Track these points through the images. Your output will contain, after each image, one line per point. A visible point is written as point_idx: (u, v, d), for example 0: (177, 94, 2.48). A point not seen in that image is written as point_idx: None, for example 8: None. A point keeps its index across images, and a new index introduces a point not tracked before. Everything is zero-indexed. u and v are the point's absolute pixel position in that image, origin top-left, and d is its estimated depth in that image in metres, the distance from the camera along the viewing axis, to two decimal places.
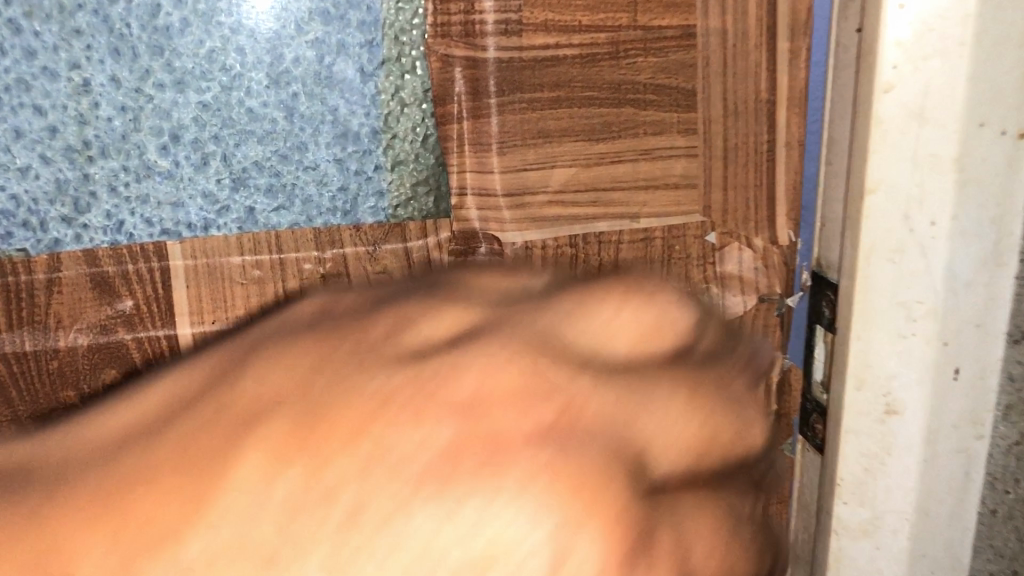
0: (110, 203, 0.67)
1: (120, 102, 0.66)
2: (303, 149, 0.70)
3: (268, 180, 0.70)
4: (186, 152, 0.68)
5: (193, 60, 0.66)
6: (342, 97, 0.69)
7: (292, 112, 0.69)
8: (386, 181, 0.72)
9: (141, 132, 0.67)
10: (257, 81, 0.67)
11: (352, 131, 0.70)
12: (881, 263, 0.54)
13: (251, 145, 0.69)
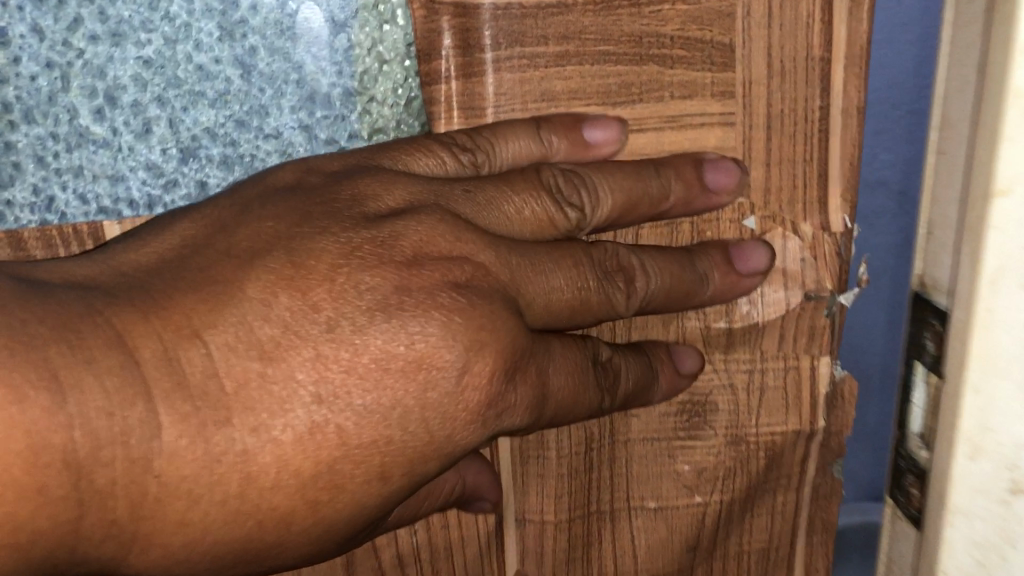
0: (38, 175, 0.60)
1: (49, 59, 0.58)
2: (260, 112, 0.62)
3: (220, 146, 0.62)
4: (125, 114, 0.60)
5: (132, 6, 0.59)
6: (306, 54, 0.61)
7: (246, 68, 0.61)
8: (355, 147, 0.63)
9: (71, 91, 0.59)
10: (209, 29, 0.60)
11: (316, 93, 0.62)
12: (998, 231, 0.38)
13: (202, 109, 0.61)
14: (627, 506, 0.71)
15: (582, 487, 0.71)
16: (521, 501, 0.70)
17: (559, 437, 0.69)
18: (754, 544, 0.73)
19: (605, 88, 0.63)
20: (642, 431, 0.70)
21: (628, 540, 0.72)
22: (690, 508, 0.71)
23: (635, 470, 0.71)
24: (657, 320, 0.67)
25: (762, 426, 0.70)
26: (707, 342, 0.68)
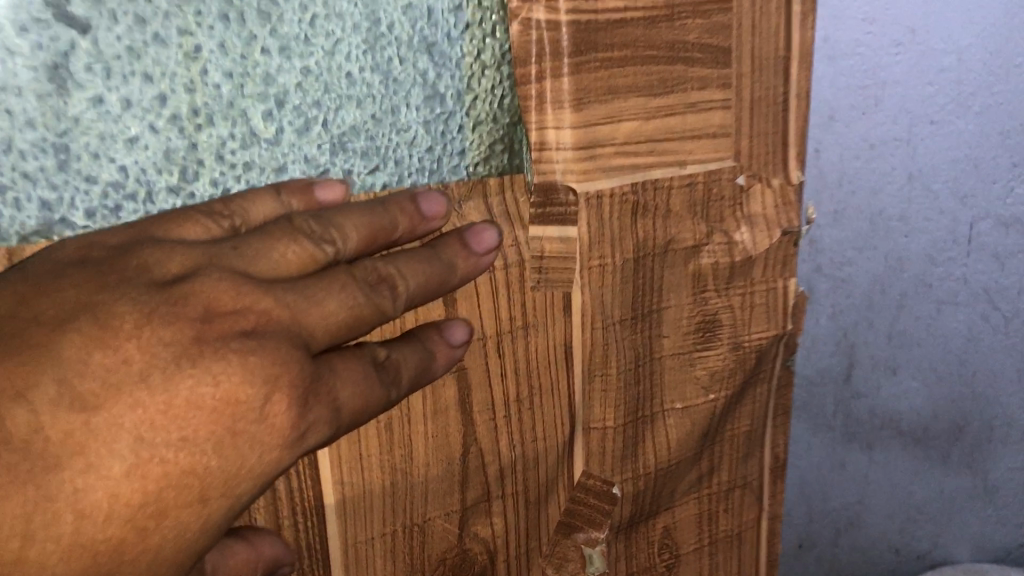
0: (218, 170, 0.50)
1: (231, 67, 0.48)
2: (390, 114, 0.52)
3: (365, 146, 0.52)
4: (290, 115, 0.50)
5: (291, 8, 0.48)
6: (433, 57, 0.51)
7: (383, 75, 0.51)
8: (465, 141, 0.53)
9: (250, 97, 0.49)
10: (355, 42, 0.50)
11: (438, 93, 0.52)
12: None
13: (352, 108, 0.51)
14: (660, 408, 0.62)
15: (628, 400, 0.61)
16: (584, 412, 0.60)
17: (608, 349, 0.59)
18: (740, 428, 0.66)
19: (626, 89, 0.53)
20: (671, 340, 0.61)
21: (665, 438, 0.63)
22: (704, 406, 0.62)
23: (666, 377, 0.62)
24: (683, 278, 0.59)
25: (757, 329, 0.63)
26: (714, 275, 0.60)
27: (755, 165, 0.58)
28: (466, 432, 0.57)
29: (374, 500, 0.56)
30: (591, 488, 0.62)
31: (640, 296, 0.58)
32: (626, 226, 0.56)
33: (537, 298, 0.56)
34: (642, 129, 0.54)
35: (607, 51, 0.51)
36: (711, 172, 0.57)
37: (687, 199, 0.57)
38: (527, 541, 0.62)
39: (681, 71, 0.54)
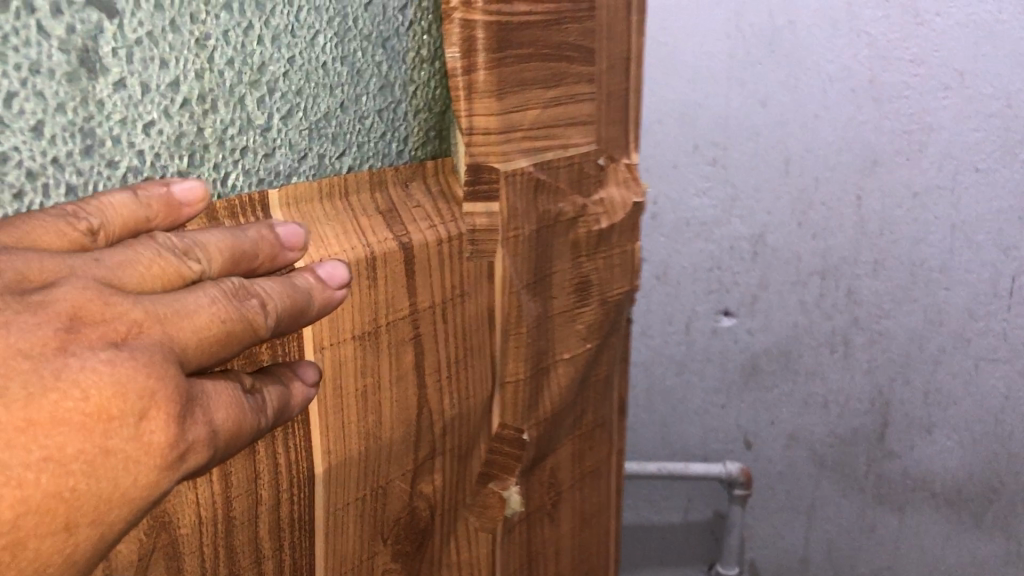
0: (221, 157, 0.47)
1: (233, 55, 0.46)
2: (350, 101, 0.53)
3: (336, 131, 0.53)
4: (278, 100, 0.49)
5: None
6: (388, 51, 0.54)
7: (347, 65, 0.53)
8: (410, 127, 0.58)
9: (246, 80, 0.47)
10: (328, 34, 0.51)
11: (392, 84, 0.56)
12: None
13: (326, 98, 0.52)
14: (553, 359, 0.68)
15: (536, 354, 0.66)
16: (503, 370, 0.64)
17: (520, 313, 0.63)
18: (600, 373, 0.77)
19: (530, 79, 0.56)
20: (559, 304, 0.67)
21: (557, 385, 0.70)
22: (580, 352, 0.71)
23: (556, 334, 0.67)
24: (565, 248, 0.66)
25: (620, 285, 0.73)
26: (586, 244, 0.68)
27: (610, 149, 0.67)
28: (420, 394, 0.58)
29: (358, 461, 0.56)
30: (506, 440, 0.66)
31: (540, 264, 0.63)
32: (529, 198, 0.60)
33: (469, 268, 0.58)
34: (541, 119, 0.59)
35: (518, 50, 0.55)
36: (583, 156, 0.64)
37: (571, 173, 0.64)
38: (461, 493, 0.65)
39: (567, 67, 0.60)
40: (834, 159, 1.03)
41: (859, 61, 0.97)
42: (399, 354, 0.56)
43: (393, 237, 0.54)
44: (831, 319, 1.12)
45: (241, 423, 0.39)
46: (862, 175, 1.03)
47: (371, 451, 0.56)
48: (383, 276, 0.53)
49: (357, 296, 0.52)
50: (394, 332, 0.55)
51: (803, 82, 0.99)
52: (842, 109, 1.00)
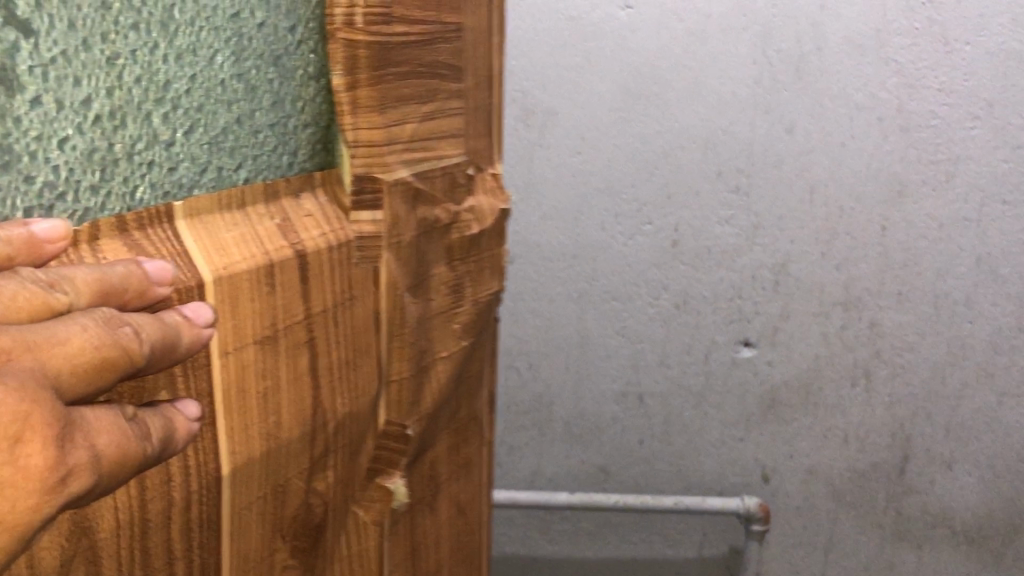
0: (128, 171, 0.38)
1: (142, 77, 0.38)
2: (248, 114, 0.44)
3: (232, 145, 0.44)
4: (179, 116, 0.41)
5: None
6: (280, 69, 0.45)
7: (244, 84, 0.44)
8: (298, 140, 0.47)
9: (150, 101, 0.39)
10: (224, 53, 0.42)
11: (282, 99, 0.46)
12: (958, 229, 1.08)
13: (226, 111, 0.43)
14: (432, 358, 0.55)
15: (379, 361, 0.50)
16: (388, 362, 0.51)
17: (401, 313, 0.50)
18: (472, 367, 0.62)
19: (409, 99, 0.47)
20: (433, 304, 0.54)
21: (434, 388, 0.56)
22: (457, 350, 0.58)
23: (431, 335, 0.54)
24: (437, 244, 0.53)
25: (484, 284, 0.60)
26: (459, 240, 0.55)
27: (480, 158, 0.56)
28: (313, 393, 0.46)
29: (257, 462, 0.44)
30: (392, 433, 0.53)
31: (414, 252, 0.50)
32: (407, 209, 0.48)
33: (357, 276, 0.47)
34: (419, 131, 0.48)
35: (399, 66, 0.45)
36: (453, 166, 0.53)
37: (443, 185, 0.53)
38: (347, 487, 0.51)
39: (433, 84, 0.49)
40: (868, 182, 1.11)
41: (887, 89, 1.06)
42: (297, 376, 0.45)
43: (288, 245, 0.43)
44: (854, 350, 1.22)
45: (128, 451, 0.32)
46: (887, 204, 1.12)
47: (280, 454, 0.45)
48: (280, 286, 0.43)
49: (231, 310, 0.40)
50: (291, 338, 0.44)
51: (828, 110, 1.08)
52: (870, 136, 1.09)
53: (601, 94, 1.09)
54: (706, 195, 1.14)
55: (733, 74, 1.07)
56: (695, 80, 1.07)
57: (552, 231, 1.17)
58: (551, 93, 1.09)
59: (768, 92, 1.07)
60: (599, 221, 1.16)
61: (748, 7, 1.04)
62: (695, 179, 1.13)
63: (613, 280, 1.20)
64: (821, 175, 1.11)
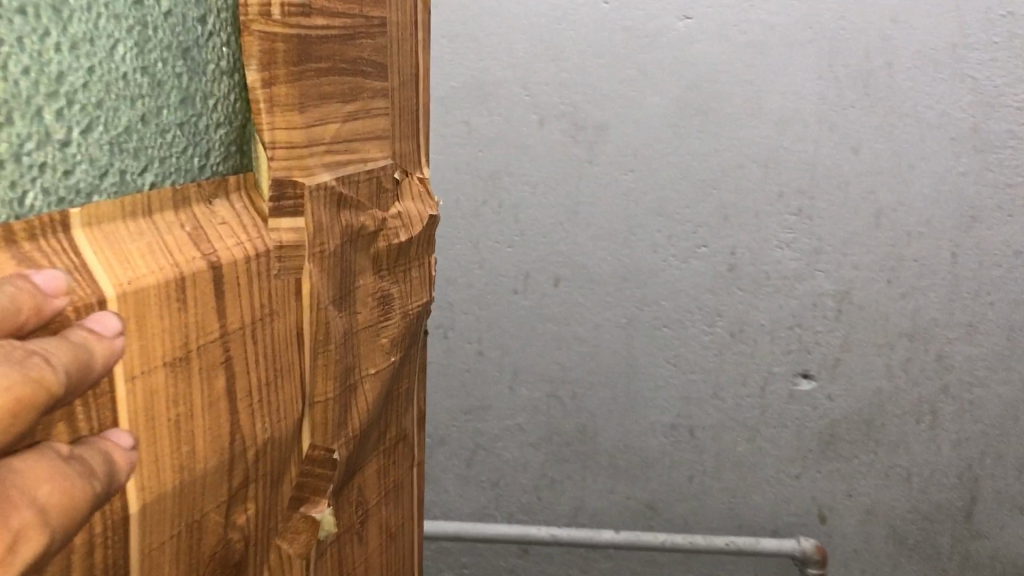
0: (12, 174, 0.29)
1: (30, 62, 0.29)
2: (157, 110, 0.34)
3: (137, 147, 0.33)
4: (78, 110, 0.31)
5: None
6: (189, 62, 0.35)
7: (151, 77, 0.34)
8: (212, 141, 0.37)
9: (46, 87, 0.29)
10: (128, 29, 0.32)
11: (191, 96, 0.36)
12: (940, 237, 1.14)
13: (135, 103, 0.33)
14: (359, 376, 0.44)
15: (299, 380, 0.40)
16: (309, 382, 0.40)
17: (325, 326, 0.40)
18: (400, 389, 0.51)
19: (333, 95, 0.38)
20: (364, 315, 0.44)
21: (362, 410, 0.45)
22: (388, 364, 0.46)
23: (358, 348, 0.44)
24: (366, 243, 0.43)
25: (418, 296, 0.49)
26: (387, 243, 0.45)
27: (406, 163, 0.46)
28: (231, 418, 0.36)
29: (169, 504, 0.34)
30: (316, 461, 0.42)
31: (344, 242, 0.41)
32: (334, 196, 0.39)
33: (277, 289, 0.38)
34: (345, 127, 0.40)
35: (322, 61, 0.37)
36: (380, 173, 0.44)
37: (368, 191, 0.43)
38: (271, 520, 0.41)
39: (358, 75, 0.40)
40: (930, 205, 1.12)
41: (963, 107, 1.08)
42: (212, 404, 0.35)
43: (201, 256, 0.34)
44: (917, 385, 1.22)
45: (74, 493, 0.26)
46: (959, 230, 1.13)
47: (190, 490, 0.35)
48: (192, 302, 0.34)
49: (137, 330, 0.31)
50: (206, 360, 0.34)
51: (899, 127, 1.09)
52: (943, 157, 1.10)
53: (659, 113, 1.11)
54: (766, 215, 1.13)
55: (798, 87, 1.07)
56: (756, 94, 1.08)
57: (598, 250, 1.17)
58: (603, 106, 1.10)
59: (836, 109, 1.08)
60: (651, 244, 1.17)
61: (815, 18, 1.05)
62: (754, 204, 1.13)
63: (666, 307, 1.20)
64: (885, 200, 1.12)
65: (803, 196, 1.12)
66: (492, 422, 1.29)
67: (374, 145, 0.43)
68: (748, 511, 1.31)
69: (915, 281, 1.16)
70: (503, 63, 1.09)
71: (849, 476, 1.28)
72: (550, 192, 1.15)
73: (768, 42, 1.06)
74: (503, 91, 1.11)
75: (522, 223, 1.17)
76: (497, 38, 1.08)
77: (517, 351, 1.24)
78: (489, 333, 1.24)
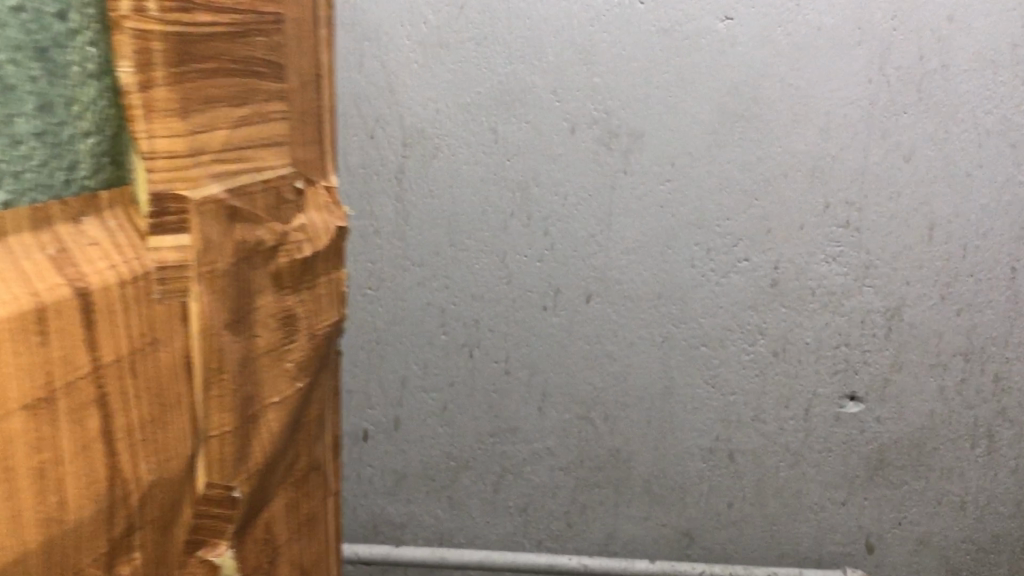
0: None
1: None
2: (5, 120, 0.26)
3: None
4: None
5: None
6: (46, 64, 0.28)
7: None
8: (77, 153, 0.29)
9: None
10: None
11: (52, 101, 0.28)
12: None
13: None
14: (264, 406, 0.37)
15: (187, 415, 0.32)
16: (200, 417, 0.33)
17: (221, 356, 0.33)
18: (309, 417, 0.45)
19: (220, 99, 0.32)
20: (264, 340, 0.37)
21: (264, 441, 0.38)
22: (292, 393, 0.39)
23: (260, 376, 0.37)
24: (264, 263, 0.35)
25: (328, 316, 0.42)
26: (295, 259, 0.38)
27: (310, 170, 0.39)
28: (110, 458, 0.29)
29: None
30: (213, 501, 0.34)
31: (237, 253, 0.33)
32: (221, 184, 0.32)
33: (159, 317, 0.30)
34: (236, 133, 0.33)
35: (198, 24, 0.30)
36: (281, 179, 0.37)
37: (266, 203, 0.35)
38: (158, 572, 0.33)
39: (250, 58, 0.33)
40: (986, 217, 0.97)
41: (1022, 113, 0.92)
42: (86, 447, 0.28)
43: (64, 281, 0.27)
44: (977, 407, 1.06)
45: None
46: (1021, 242, 0.98)
47: (64, 550, 0.28)
48: (63, 330, 0.27)
49: (60, 333, 0.26)
50: (77, 399, 0.27)
51: (955, 134, 0.93)
52: (997, 167, 0.94)
53: (697, 125, 0.94)
54: (885, 233, 0.97)
55: (842, 96, 0.91)
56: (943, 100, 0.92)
57: (632, 267, 0.99)
58: (636, 113, 0.93)
59: (887, 126, 0.93)
60: (687, 265, 0.99)
61: (864, 16, 0.89)
62: (798, 213, 0.96)
63: (705, 323, 1.01)
64: (942, 216, 0.97)
65: (918, 212, 0.96)
66: (521, 446, 1.09)
67: (270, 135, 0.35)
68: (803, 545, 1.13)
69: (988, 318, 1.01)
70: (533, 68, 0.92)
71: (896, 504, 1.11)
72: (650, 225, 0.98)
73: (833, 46, 0.90)
74: (523, 93, 0.93)
75: (554, 236, 0.99)
76: (605, 63, 0.92)
77: (553, 374, 1.05)
78: (516, 354, 1.04)
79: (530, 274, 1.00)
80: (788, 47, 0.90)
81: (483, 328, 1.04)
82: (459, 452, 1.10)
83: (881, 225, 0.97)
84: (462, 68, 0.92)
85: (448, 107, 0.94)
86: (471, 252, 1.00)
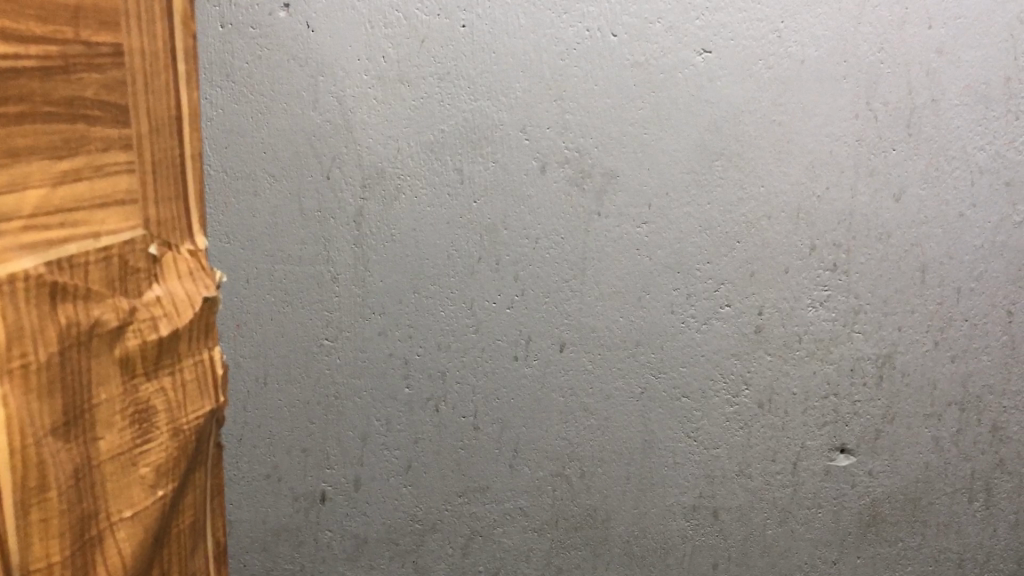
0: None
1: None
2: None
3: None
4: None
5: None
6: None
7: None
8: None
9: None
10: None
11: None
12: (777, 281, 1.73)
13: None
14: (110, 520, 0.75)
15: (37, 518, 0.68)
16: (23, 547, 0.68)
17: (44, 471, 0.68)
18: (184, 521, 0.85)
19: (36, 158, 0.66)
20: (109, 447, 0.74)
21: (112, 551, 0.75)
22: (146, 501, 0.78)
23: (110, 488, 0.75)
24: (112, 368, 0.74)
25: (195, 408, 0.83)
26: (142, 362, 0.77)
27: (168, 236, 0.79)
28: None
29: None
30: None
31: (71, 405, 0.70)
32: (45, 314, 0.67)
33: None
34: (57, 197, 0.68)
35: (8, 109, 0.63)
36: (129, 244, 0.75)
37: (110, 282, 0.73)
38: None
39: (84, 129, 0.69)
40: (922, 220, 1.72)
41: (918, 151, 1.68)
42: None
43: None
44: (897, 394, 1.83)
45: None
46: (915, 283, 1.76)
47: None
48: None
49: None
50: None
51: (940, 171, 1.69)
52: (854, 184, 1.69)
53: (677, 155, 1.65)
54: (797, 268, 1.73)
55: (831, 129, 1.65)
56: (788, 137, 1.65)
57: (607, 323, 1.74)
58: (605, 155, 1.64)
59: (871, 149, 1.67)
60: (666, 304, 1.74)
61: (846, 60, 1.62)
62: (779, 258, 1.72)
63: (683, 376, 1.78)
64: (929, 252, 1.74)
65: (886, 232, 1.72)
66: (491, 504, 1.83)
67: (125, 176, 0.74)
68: (789, 565, 1.92)
69: (964, 338, 1.81)
70: (554, 96, 1.61)
71: (883, 557, 1.93)
72: (556, 249, 1.69)
73: (808, 81, 1.62)
74: (496, 131, 1.62)
75: (522, 281, 1.71)
76: (577, 94, 1.61)
77: (518, 427, 1.80)
78: (486, 408, 1.78)
79: (499, 314, 1.72)
80: (769, 75, 1.62)
81: (446, 381, 1.76)
82: (423, 510, 1.83)
83: (784, 243, 1.71)
84: (443, 122, 1.61)
85: (401, 143, 1.62)
86: (433, 298, 1.71)
